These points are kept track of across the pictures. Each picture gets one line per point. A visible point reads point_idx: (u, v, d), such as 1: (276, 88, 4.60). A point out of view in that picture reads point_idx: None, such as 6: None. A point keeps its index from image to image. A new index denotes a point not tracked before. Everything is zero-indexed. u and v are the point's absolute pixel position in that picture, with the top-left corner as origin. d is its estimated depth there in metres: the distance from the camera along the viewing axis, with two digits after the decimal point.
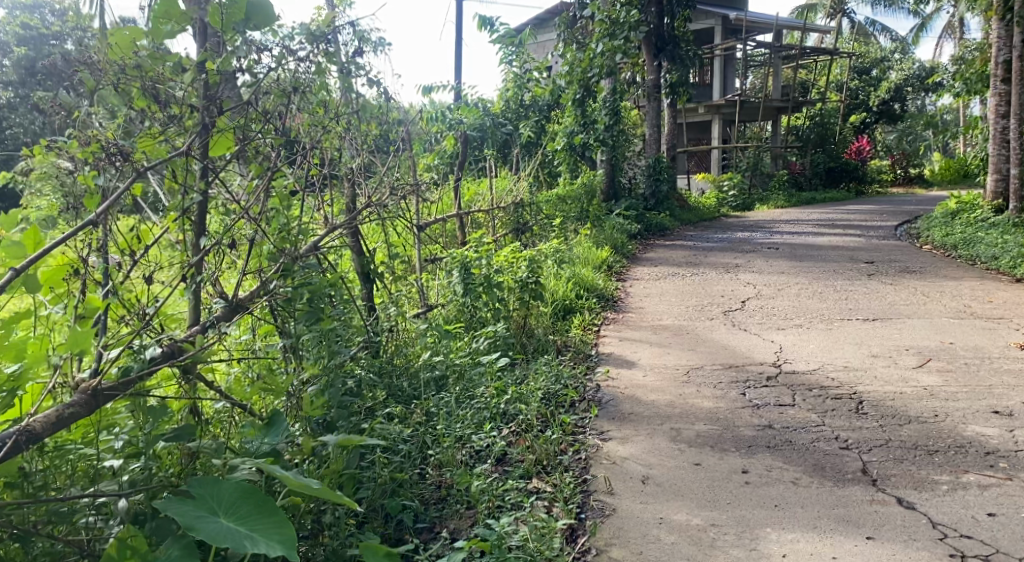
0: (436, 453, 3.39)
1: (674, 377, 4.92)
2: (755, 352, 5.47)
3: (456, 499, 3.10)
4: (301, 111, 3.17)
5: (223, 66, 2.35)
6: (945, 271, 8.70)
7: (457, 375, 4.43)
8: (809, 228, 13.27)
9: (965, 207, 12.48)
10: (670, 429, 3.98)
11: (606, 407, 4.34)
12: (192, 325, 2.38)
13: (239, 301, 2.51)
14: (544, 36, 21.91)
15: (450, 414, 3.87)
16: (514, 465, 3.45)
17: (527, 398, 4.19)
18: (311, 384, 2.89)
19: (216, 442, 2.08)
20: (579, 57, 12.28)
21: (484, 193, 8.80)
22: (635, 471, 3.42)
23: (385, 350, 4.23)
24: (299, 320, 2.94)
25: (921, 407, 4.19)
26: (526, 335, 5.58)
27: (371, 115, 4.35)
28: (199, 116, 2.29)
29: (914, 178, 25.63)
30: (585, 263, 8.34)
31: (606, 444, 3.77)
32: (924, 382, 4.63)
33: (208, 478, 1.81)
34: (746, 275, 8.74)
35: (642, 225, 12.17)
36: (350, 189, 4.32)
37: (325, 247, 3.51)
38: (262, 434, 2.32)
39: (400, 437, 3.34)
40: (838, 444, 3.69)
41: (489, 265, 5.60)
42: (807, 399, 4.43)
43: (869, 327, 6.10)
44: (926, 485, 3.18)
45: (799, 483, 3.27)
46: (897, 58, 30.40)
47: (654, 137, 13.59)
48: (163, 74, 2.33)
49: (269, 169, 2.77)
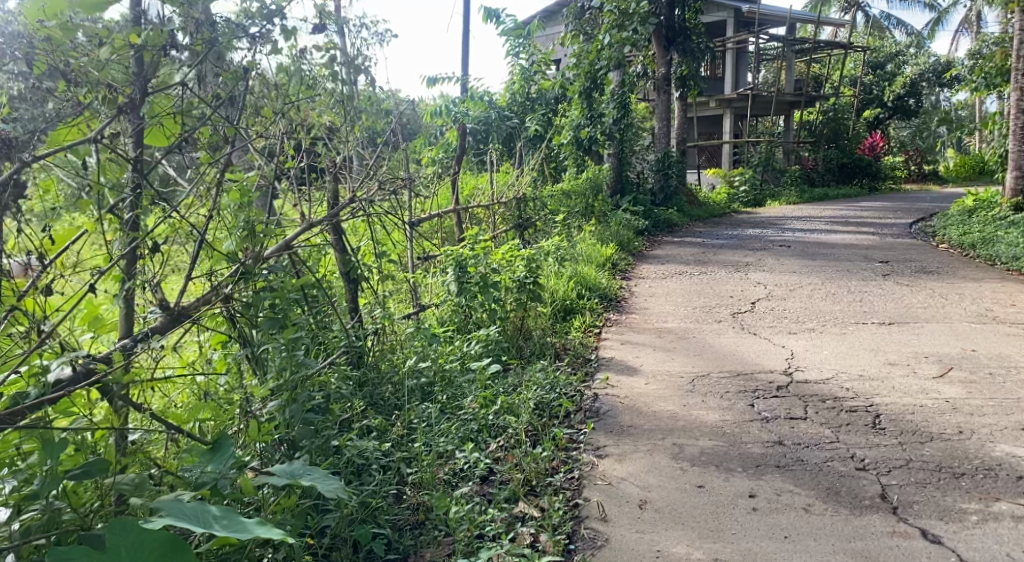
0: (413, 473, 3.11)
1: (678, 386, 4.62)
2: (764, 359, 5.16)
3: (435, 524, 2.81)
4: (258, 100, 2.91)
5: (152, 42, 2.06)
6: (963, 272, 8.34)
7: (446, 382, 4.15)
8: (822, 225, 12.90)
9: (983, 205, 12.04)
10: (672, 445, 3.69)
11: (604, 419, 4.06)
12: (122, 339, 2.15)
13: (179, 309, 2.26)
14: (552, 29, 21.67)
15: (433, 426, 3.60)
16: (500, 486, 3.18)
17: (518, 409, 3.91)
18: (270, 402, 2.64)
19: (138, 475, 1.84)
20: (588, 48, 11.86)
21: (484, 188, 8.53)
22: (631, 494, 3.14)
23: (367, 356, 3.99)
24: (259, 328, 2.70)
25: (944, 422, 3.87)
26: (523, 338, 5.32)
27: (357, 109, 4.06)
28: (115, 102, 2.01)
29: (928, 175, 25.11)
30: (588, 261, 8.05)
31: (601, 461, 3.49)
32: (946, 394, 4.31)
33: (130, 523, 1.49)
34: (755, 274, 8.39)
35: (650, 222, 11.81)
36: (333, 183, 4.06)
37: (297, 246, 3.24)
38: (206, 461, 2.06)
39: (375, 455, 3.06)
40: (854, 465, 3.38)
41: (485, 264, 5.28)
42: (820, 411, 4.12)
43: (885, 332, 5.77)
44: (953, 515, 2.87)
45: (811, 509, 2.98)
46: (913, 52, 29.73)
47: (662, 131, 13.20)
48: (76, 51, 1.99)
49: (219, 161, 2.49)
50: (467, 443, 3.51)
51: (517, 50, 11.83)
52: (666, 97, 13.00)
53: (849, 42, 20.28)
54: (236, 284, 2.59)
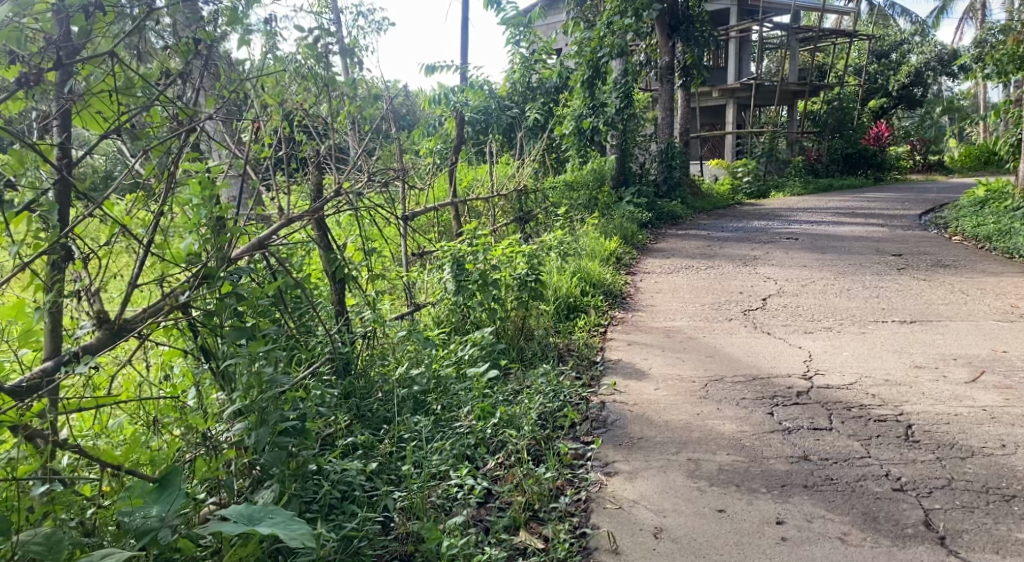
0: (402, 497, 2.78)
1: (690, 392, 4.29)
2: (781, 361, 4.83)
3: (424, 558, 2.48)
4: (219, 84, 2.59)
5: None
6: (982, 266, 7.99)
7: (441, 390, 3.82)
8: (830, 217, 12.55)
9: (996, 195, 11.67)
10: (687, 460, 3.37)
11: (612, 431, 3.73)
12: (47, 358, 1.87)
13: (119, 323, 1.96)
14: (553, 17, 21.22)
15: (426, 442, 3.29)
16: (497, 513, 2.88)
17: (519, 422, 3.59)
18: (238, 423, 2.33)
19: (55, 529, 1.57)
20: (588, 36, 11.40)
21: (483, 180, 8.18)
22: (644, 521, 2.83)
23: (355, 366, 3.68)
24: (224, 338, 2.44)
25: (984, 434, 3.55)
26: (525, 338, 5.00)
27: (337, 95, 3.74)
28: (24, 79, 1.74)
29: (934, 165, 24.76)
30: (591, 256, 7.72)
31: (610, 481, 3.17)
32: (982, 402, 3.98)
33: None
34: (764, 269, 8.06)
35: (654, 214, 11.48)
36: (317, 173, 3.73)
37: (271, 246, 2.92)
38: (151, 501, 1.78)
39: (359, 479, 2.77)
40: (890, 485, 3.06)
41: (484, 261, 4.92)
42: (845, 421, 3.79)
43: (908, 332, 5.43)
44: (1010, 547, 2.56)
45: (848, 539, 2.67)
46: (918, 40, 29.20)
47: (666, 121, 12.84)
48: None
49: (170, 151, 2.19)
50: (462, 460, 3.20)
51: (518, 39, 11.42)
52: (669, 86, 12.60)
53: (854, 30, 19.78)
54: (192, 291, 2.30)
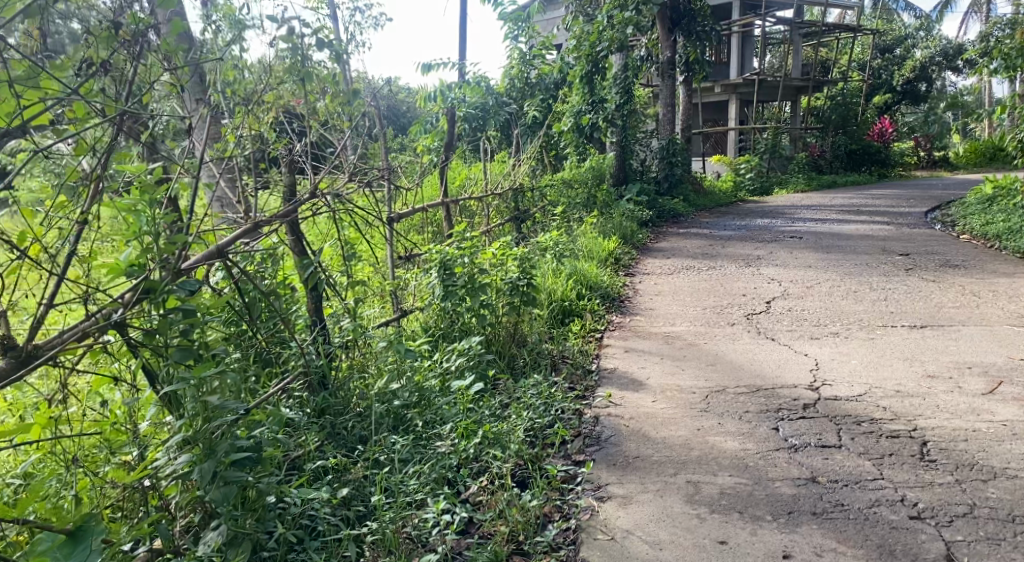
0: (372, 531, 2.54)
1: (690, 404, 4.04)
2: (787, 370, 4.57)
3: None
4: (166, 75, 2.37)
5: None
6: (993, 266, 7.72)
7: (424, 404, 3.58)
8: (834, 215, 12.27)
9: (1004, 193, 11.35)
10: (686, 483, 3.12)
11: (606, 448, 3.48)
12: None
13: (29, 351, 1.81)
14: (553, 14, 20.95)
15: (402, 465, 3.04)
16: (476, 548, 2.62)
17: (506, 440, 3.33)
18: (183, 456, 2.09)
19: None
20: (587, 30, 11.16)
21: (477, 178, 7.94)
22: (638, 555, 2.58)
23: (333, 379, 3.43)
24: (168, 359, 2.16)
25: (1005, 453, 3.29)
26: (517, 346, 4.77)
27: (319, 89, 3.45)
28: None
29: (939, 161, 24.37)
30: (588, 256, 7.46)
31: (603, 507, 2.92)
32: (1001, 416, 3.73)
33: None
34: (767, 269, 7.81)
35: (654, 212, 11.25)
36: (292, 173, 3.46)
37: (232, 254, 2.66)
38: (61, 558, 1.56)
39: (326, 511, 2.54)
40: (908, 512, 2.81)
41: (473, 264, 4.65)
42: (856, 438, 3.53)
43: (918, 338, 5.17)
44: None
45: None
46: (923, 34, 28.75)
47: (667, 117, 12.57)
48: None
49: (93, 149, 1.99)
50: (440, 485, 2.94)
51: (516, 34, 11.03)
52: (670, 81, 12.35)
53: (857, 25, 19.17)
54: (127, 312, 2.06)
